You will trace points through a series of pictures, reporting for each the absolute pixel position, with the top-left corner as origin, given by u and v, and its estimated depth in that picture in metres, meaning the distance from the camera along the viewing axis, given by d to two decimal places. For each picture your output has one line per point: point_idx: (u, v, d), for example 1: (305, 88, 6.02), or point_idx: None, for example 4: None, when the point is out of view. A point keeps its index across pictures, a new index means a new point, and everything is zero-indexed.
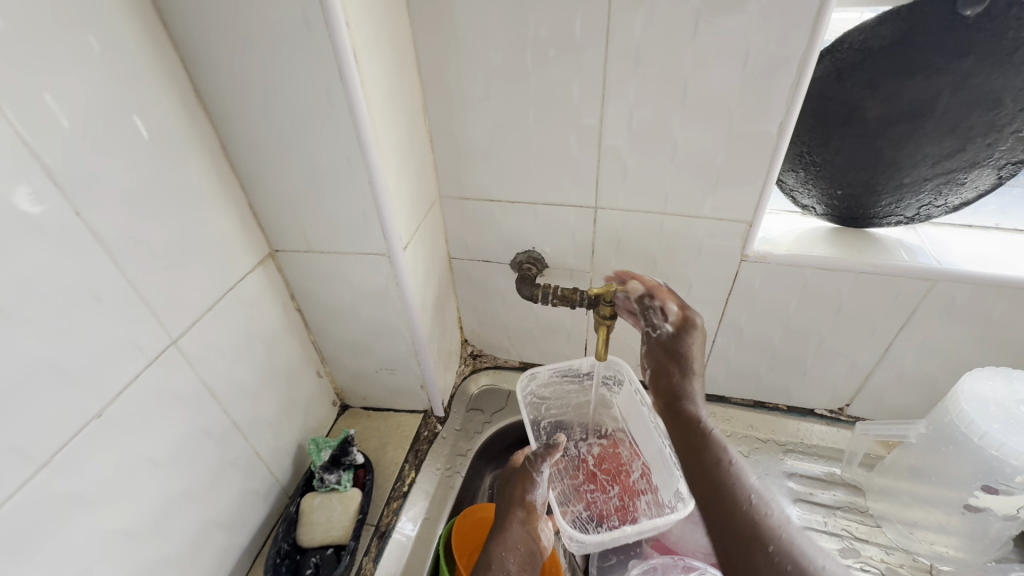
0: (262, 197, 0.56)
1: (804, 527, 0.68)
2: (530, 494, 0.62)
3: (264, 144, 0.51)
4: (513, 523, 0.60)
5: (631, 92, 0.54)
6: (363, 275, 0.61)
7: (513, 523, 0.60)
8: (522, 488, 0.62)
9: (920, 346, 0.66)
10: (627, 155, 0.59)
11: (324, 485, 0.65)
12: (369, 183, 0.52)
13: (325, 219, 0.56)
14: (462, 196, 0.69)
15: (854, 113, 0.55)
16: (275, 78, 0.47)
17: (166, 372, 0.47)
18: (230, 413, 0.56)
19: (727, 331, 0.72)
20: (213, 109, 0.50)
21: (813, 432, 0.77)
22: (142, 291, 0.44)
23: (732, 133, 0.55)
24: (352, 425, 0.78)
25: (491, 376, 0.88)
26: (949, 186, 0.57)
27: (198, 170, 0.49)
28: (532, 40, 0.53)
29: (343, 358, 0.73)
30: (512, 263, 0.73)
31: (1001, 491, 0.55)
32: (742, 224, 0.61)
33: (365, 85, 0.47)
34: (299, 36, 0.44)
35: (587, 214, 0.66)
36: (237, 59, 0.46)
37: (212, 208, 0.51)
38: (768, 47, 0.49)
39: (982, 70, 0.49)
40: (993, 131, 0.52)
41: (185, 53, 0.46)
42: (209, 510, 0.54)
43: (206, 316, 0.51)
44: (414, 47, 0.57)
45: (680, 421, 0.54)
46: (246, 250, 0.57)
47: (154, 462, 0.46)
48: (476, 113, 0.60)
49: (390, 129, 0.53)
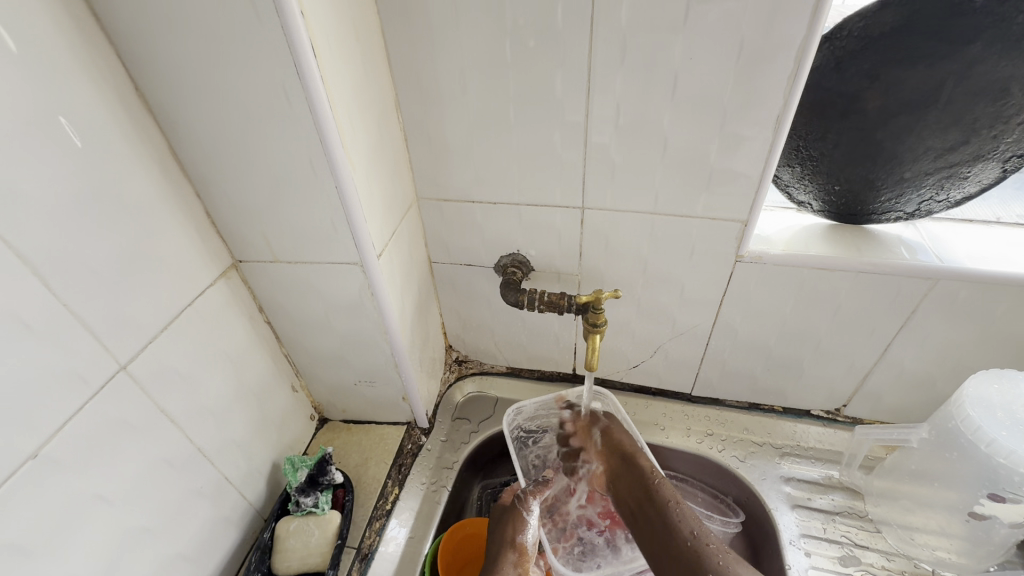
0: (222, 205, 0.52)
1: (802, 535, 0.66)
2: (521, 534, 0.60)
3: (220, 148, 0.47)
4: (505, 567, 0.57)
5: (617, 86, 0.51)
6: (337, 286, 0.57)
7: (505, 567, 0.57)
8: (513, 528, 0.60)
9: (919, 346, 0.64)
10: (614, 152, 0.55)
11: (301, 509, 0.61)
12: (336, 188, 0.48)
13: (291, 227, 0.52)
14: (442, 198, 0.65)
15: (853, 104, 0.52)
16: (227, 75, 0.42)
17: (112, 401, 0.43)
18: (194, 439, 0.52)
19: (721, 333, 0.70)
20: (160, 110, 0.45)
21: (810, 434, 0.74)
22: (80, 314, 0.40)
23: (725, 129, 0.51)
24: (332, 439, 0.75)
25: (477, 382, 0.84)
26: (952, 180, 0.55)
27: (145, 179, 0.45)
28: (508, 29, 0.49)
29: (319, 370, 0.69)
30: (496, 267, 0.69)
31: (1008, 500, 0.53)
32: (736, 223, 0.58)
33: (325, 82, 0.43)
34: (249, 28, 0.39)
35: (574, 215, 0.62)
36: (182, 55, 0.42)
37: (163, 220, 0.47)
38: (762, 35, 0.45)
39: (989, 57, 0.46)
40: (1000, 123, 0.49)
41: (124, 49, 0.42)
42: (171, 542, 0.51)
43: (161, 337, 0.48)
44: (383, 39, 0.52)
45: (633, 471, 0.65)
46: (206, 262, 0.53)
47: (104, 498, 0.43)
48: (453, 109, 0.56)
49: (358, 129, 0.49)
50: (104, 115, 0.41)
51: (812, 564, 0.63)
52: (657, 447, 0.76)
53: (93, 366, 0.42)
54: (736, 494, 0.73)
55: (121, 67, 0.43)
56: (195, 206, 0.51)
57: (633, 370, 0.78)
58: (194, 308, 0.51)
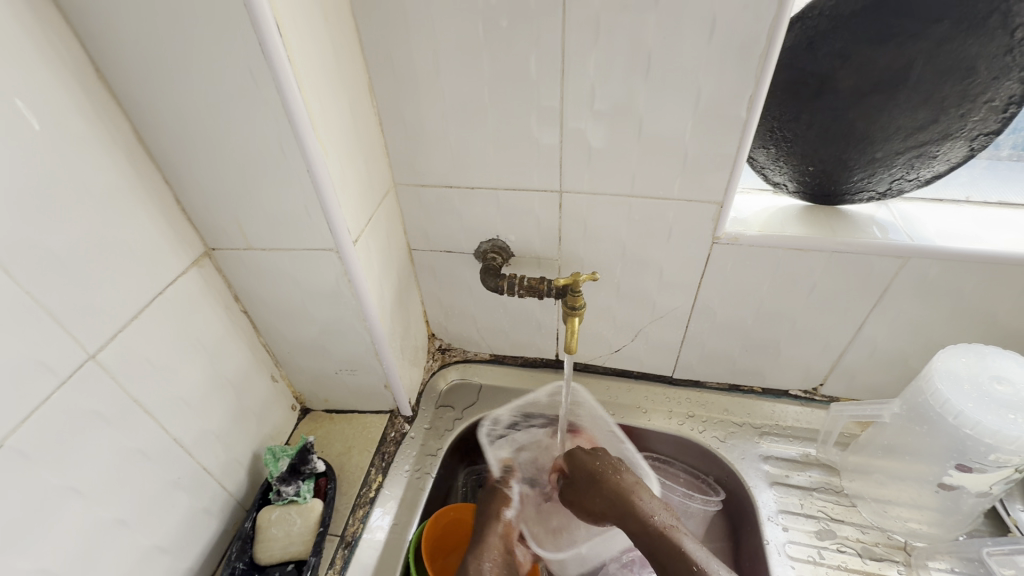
0: (192, 191, 0.51)
1: (780, 511, 0.67)
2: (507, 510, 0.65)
3: (186, 132, 0.46)
4: (490, 535, 0.61)
5: (592, 67, 0.51)
6: (313, 273, 0.57)
7: (491, 535, 0.61)
8: (497, 505, 0.65)
9: (892, 324, 0.65)
10: (590, 135, 0.55)
11: (282, 498, 0.61)
12: (308, 173, 0.47)
13: (264, 213, 0.52)
14: (419, 183, 0.64)
15: (825, 84, 0.53)
16: (192, 56, 0.41)
17: (83, 392, 0.43)
18: (171, 430, 0.52)
19: (700, 315, 0.70)
20: (122, 92, 0.44)
21: (788, 414, 0.76)
22: (43, 301, 0.40)
23: (700, 110, 0.52)
24: (315, 429, 0.74)
25: (460, 370, 0.84)
26: (922, 159, 0.55)
27: (110, 165, 0.44)
28: (482, 10, 0.49)
29: (299, 360, 0.69)
30: (476, 253, 0.69)
31: (975, 469, 0.55)
32: (713, 204, 0.58)
33: (293, 63, 0.42)
34: (212, 6, 0.38)
35: (552, 200, 0.62)
36: (144, 36, 0.40)
37: (130, 206, 0.46)
38: (735, 15, 0.45)
39: (957, 36, 0.46)
40: (967, 101, 0.50)
41: (83, 30, 0.41)
42: (149, 534, 0.50)
43: (132, 327, 0.47)
44: (353, 21, 0.51)
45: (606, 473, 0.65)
46: (177, 249, 0.52)
47: (77, 490, 0.43)
48: (428, 92, 0.56)
49: (329, 112, 0.48)
50: (63, 98, 0.40)
51: (789, 539, 0.64)
52: (640, 430, 0.77)
53: (62, 356, 0.41)
54: (717, 475, 0.74)
55: (80, 48, 0.41)
56: (163, 192, 0.50)
57: (615, 354, 0.79)
58: (165, 297, 0.50)
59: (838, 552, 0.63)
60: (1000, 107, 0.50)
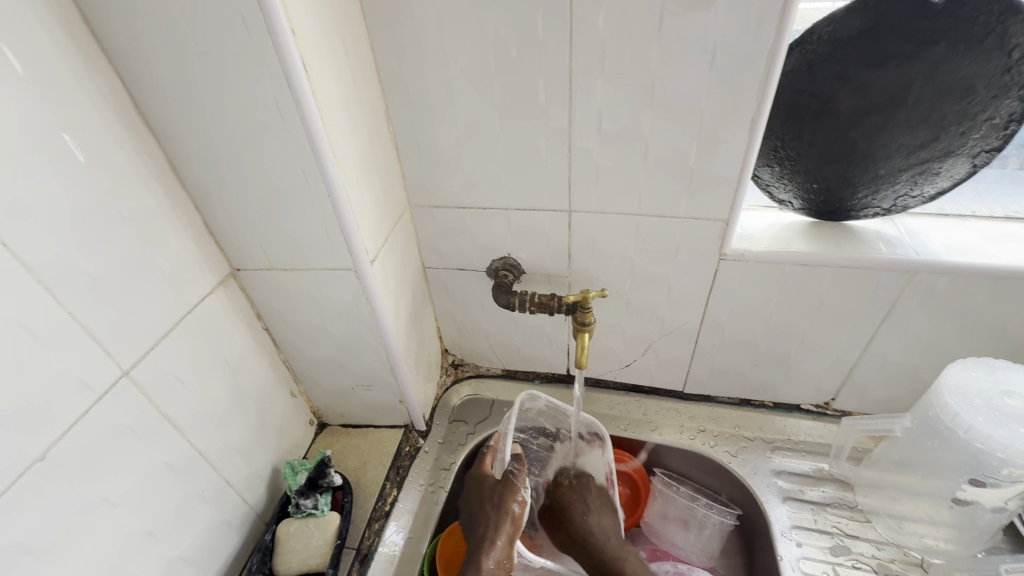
0: (219, 216, 0.54)
1: (793, 526, 0.67)
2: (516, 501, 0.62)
3: (216, 161, 0.49)
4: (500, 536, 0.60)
5: (598, 93, 0.53)
6: (331, 292, 0.59)
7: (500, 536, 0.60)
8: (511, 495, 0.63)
9: (901, 337, 0.65)
10: (598, 157, 0.57)
11: (300, 511, 0.63)
12: (328, 198, 0.50)
13: (286, 236, 0.54)
14: (433, 205, 0.67)
15: (826, 105, 0.54)
16: (224, 92, 0.44)
17: (118, 407, 0.45)
18: (196, 444, 0.54)
19: (709, 330, 0.71)
20: (157, 126, 0.47)
21: (800, 428, 0.76)
22: (84, 321, 0.42)
23: (704, 133, 0.53)
24: (331, 444, 0.76)
25: (473, 385, 0.85)
26: (925, 176, 0.56)
27: (145, 193, 0.47)
28: (492, 41, 0.51)
29: (317, 376, 0.71)
30: (488, 270, 0.71)
31: (988, 484, 0.55)
32: (719, 222, 0.60)
33: (315, 94, 0.44)
34: (244, 48, 0.41)
35: (561, 219, 0.64)
36: (179, 73, 0.44)
37: (163, 231, 0.49)
38: (734, 42, 0.47)
39: (953, 57, 0.48)
40: (967, 119, 0.51)
41: (125, 69, 0.44)
42: (174, 546, 0.52)
43: (162, 344, 0.49)
44: (373, 53, 0.55)
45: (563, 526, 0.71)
46: (204, 270, 0.54)
47: (109, 501, 0.45)
48: (442, 119, 0.58)
49: (349, 139, 0.51)
50: (104, 131, 0.43)
51: (803, 555, 0.64)
52: (652, 446, 0.78)
53: (97, 372, 0.43)
54: (729, 493, 0.75)
55: (122, 86, 0.45)
56: (192, 217, 0.53)
57: (626, 369, 0.80)
58: (194, 316, 0.53)
59: (853, 569, 0.62)
60: (1001, 125, 0.51)
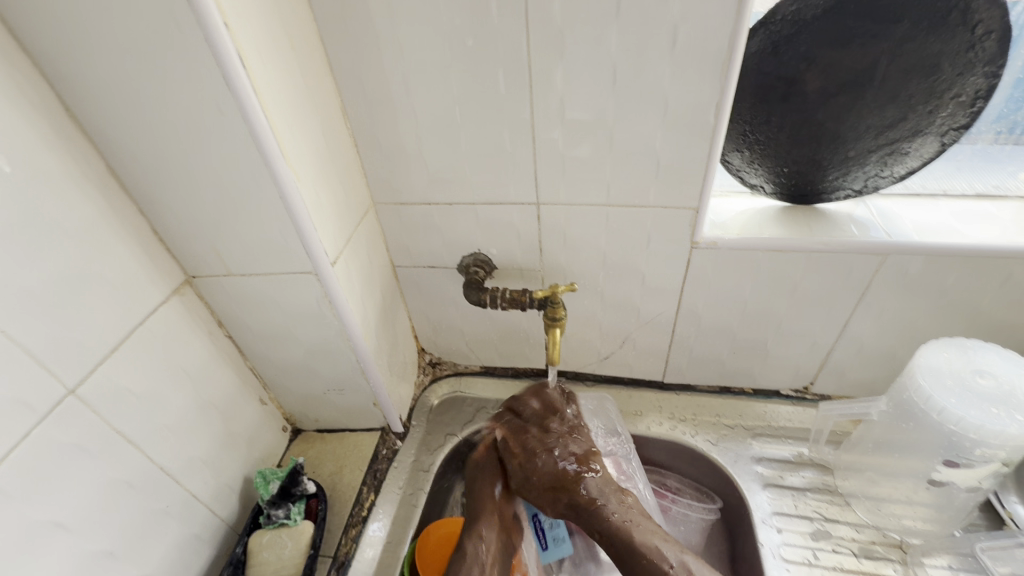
0: (169, 223, 0.51)
1: (773, 513, 0.67)
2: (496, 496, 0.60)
3: (159, 162, 0.47)
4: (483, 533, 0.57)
5: (559, 81, 0.51)
6: (295, 296, 0.57)
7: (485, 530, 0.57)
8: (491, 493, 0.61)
9: (876, 320, 0.65)
10: (563, 147, 0.56)
11: (272, 521, 0.61)
12: (282, 200, 0.48)
13: (241, 239, 0.52)
14: (397, 202, 0.65)
15: (793, 87, 0.53)
16: (161, 90, 0.42)
17: (66, 426, 0.43)
18: (156, 458, 0.52)
19: (685, 319, 0.70)
20: (92, 128, 0.45)
21: (780, 414, 0.76)
22: (23, 341, 0.40)
23: (669, 120, 0.52)
24: (306, 450, 0.75)
25: (452, 384, 0.84)
26: (893, 156, 0.56)
27: (80, 197, 0.44)
28: (446, 30, 0.49)
29: (288, 381, 0.69)
30: (459, 267, 0.70)
31: (962, 465, 0.54)
32: (689, 211, 0.58)
33: (260, 93, 0.43)
34: (177, 43, 0.39)
35: (530, 212, 0.62)
36: (111, 70, 0.41)
37: (102, 237, 0.46)
38: (694, 24, 0.46)
39: (916, 35, 0.47)
40: (934, 97, 0.50)
41: (49, 68, 0.41)
42: (141, 565, 0.51)
43: (112, 359, 0.47)
44: (323, 46, 0.52)
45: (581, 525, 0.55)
46: (155, 277, 0.52)
47: (61, 526, 0.43)
48: (402, 113, 0.56)
49: (302, 138, 0.49)
50: (31, 136, 0.40)
51: (784, 541, 0.64)
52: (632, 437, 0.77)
53: (39, 392, 0.41)
54: (710, 481, 0.74)
55: (50, 90, 0.42)
56: (138, 222, 0.50)
57: (604, 361, 0.79)
58: (147, 327, 0.51)
59: (833, 553, 0.62)
60: (968, 102, 0.51)
